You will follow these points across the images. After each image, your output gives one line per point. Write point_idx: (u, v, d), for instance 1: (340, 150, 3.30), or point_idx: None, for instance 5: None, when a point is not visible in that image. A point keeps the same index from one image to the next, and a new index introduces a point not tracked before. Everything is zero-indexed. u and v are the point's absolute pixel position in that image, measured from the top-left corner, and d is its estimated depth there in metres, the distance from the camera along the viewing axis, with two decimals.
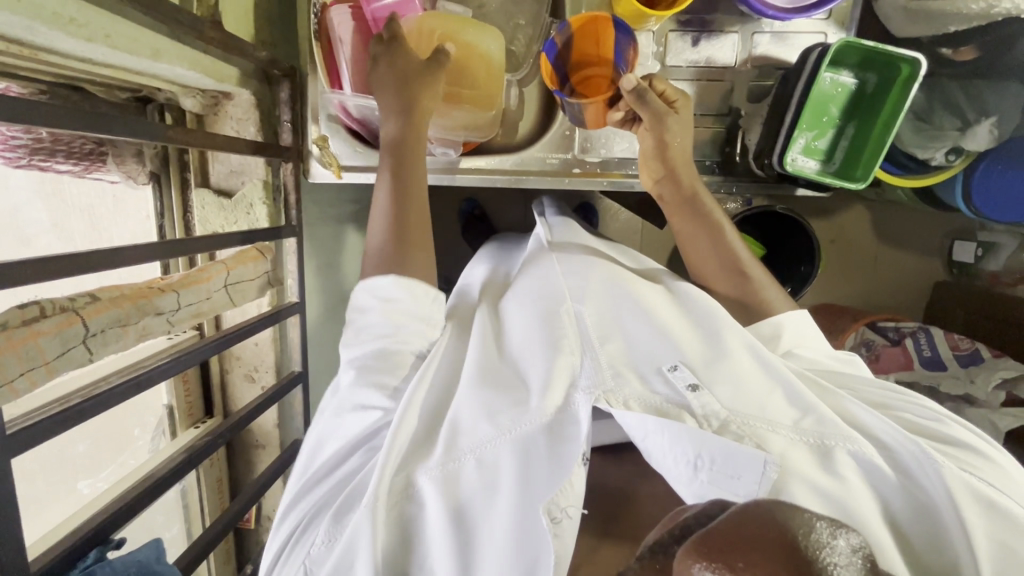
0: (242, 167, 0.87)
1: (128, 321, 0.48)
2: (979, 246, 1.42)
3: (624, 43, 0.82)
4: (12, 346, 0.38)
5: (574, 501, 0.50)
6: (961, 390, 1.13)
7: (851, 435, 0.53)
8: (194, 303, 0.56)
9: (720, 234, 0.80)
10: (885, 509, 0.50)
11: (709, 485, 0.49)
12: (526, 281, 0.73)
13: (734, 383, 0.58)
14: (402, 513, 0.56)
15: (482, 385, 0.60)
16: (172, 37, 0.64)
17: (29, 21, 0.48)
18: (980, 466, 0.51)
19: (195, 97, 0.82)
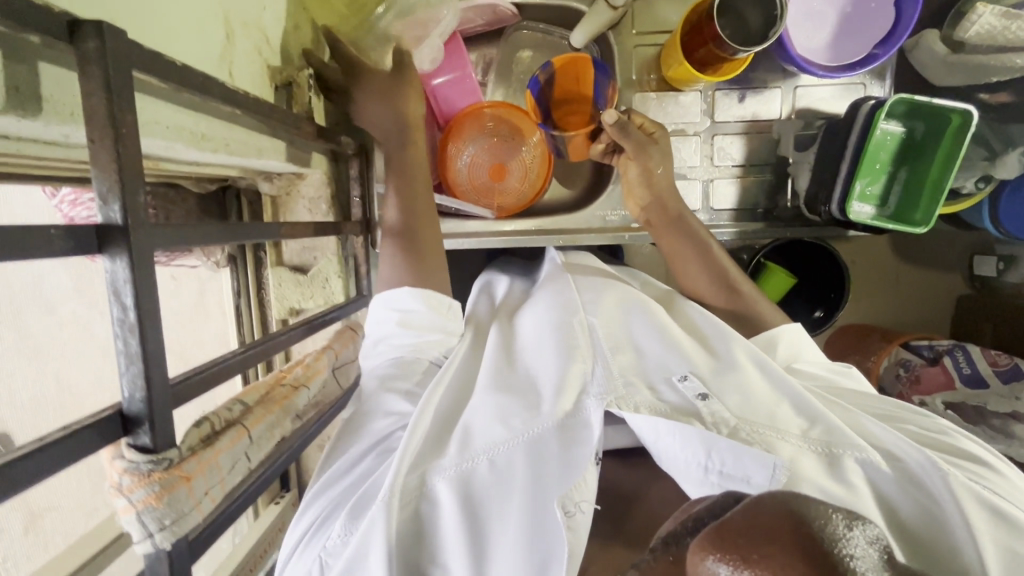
0: (315, 243, 0.89)
1: (277, 423, 0.50)
2: (1000, 259, 1.46)
3: (604, 82, 0.90)
4: (202, 468, 0.40)
5: (587, 497, 0.53)
6: (1007, 407, 1.15)
7: (862, 445, 0.56)
8: (317, 393, 0.58)
9: (709, 253, 0.83)
10: (890, 510, 0.52)
11: (718, 486, 0.52)
12: (542, 297, 0.77)
13: (741, 393, 0.62)
14: (417, 510, 0.55)
15: (497, 391, 0.62)
16: (270, 134, 0.67)
17: (173, 143, 0.50)
18: (987, 477, 0.54)
19: (272, 181, 0.84)
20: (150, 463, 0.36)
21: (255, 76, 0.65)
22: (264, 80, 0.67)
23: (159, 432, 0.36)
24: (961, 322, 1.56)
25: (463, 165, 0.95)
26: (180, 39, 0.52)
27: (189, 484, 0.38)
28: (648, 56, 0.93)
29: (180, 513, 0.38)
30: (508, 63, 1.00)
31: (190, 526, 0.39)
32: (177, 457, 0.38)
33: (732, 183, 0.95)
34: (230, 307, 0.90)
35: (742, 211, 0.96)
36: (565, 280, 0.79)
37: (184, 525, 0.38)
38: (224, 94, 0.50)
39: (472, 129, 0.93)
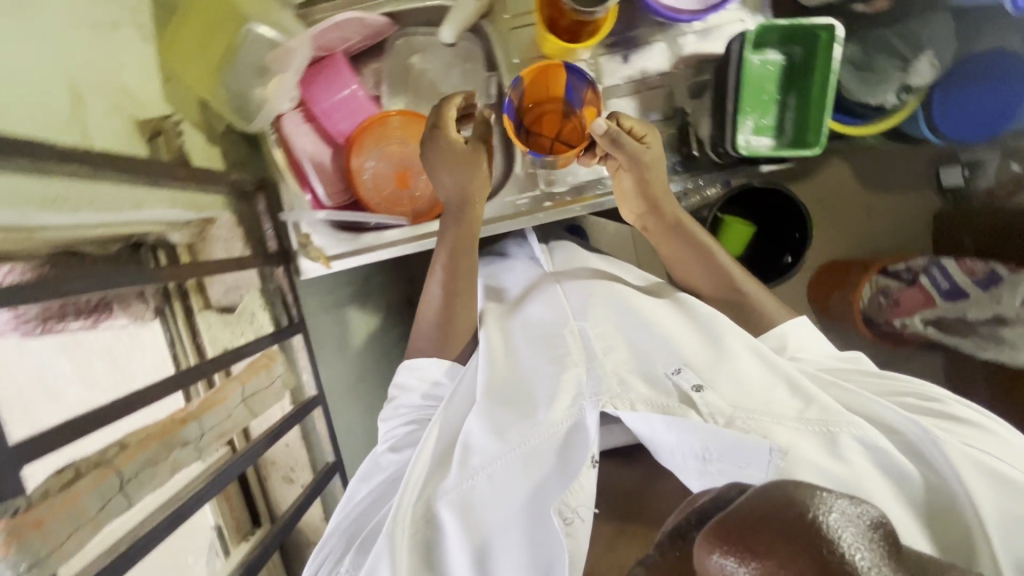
0: (238, 281, 0.93)
1: (158, 458, 0.51)
2: (964, 168, 1.47)
3: (581, 86, 0.85)
4: (56, 511, 0.43)
5: (583, 500, 0.61)
6: (991, 312, 1.21)
7: (857, 423, 0.62)
8: (218, 423, 0.59)
9: (709, 254, 0.87)
10: (900, 484, 0.59)
11: (718, 475, 0.59)
12: (533, 307, 0.83)
13: (734, 381, 0.67)
14: (426, 537, 0.66)
15: (497, 408, 0.71)
16: (147, 186, 0.70)
17: (15, 210, 0.53)
18: (976, 438, 0.61)
19: (183, 230, 0.87)
20: None
21: (119, 133, 0.68)
22: (133, 135, 0.70)
23: (6, 488, 0.39)
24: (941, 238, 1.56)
25: (368, 179, 0.95)
26: (16, 109, 0.54)
27: (41, 529, 0.41)
28: (526, 38, 0.95)
29: (36, 556, 0.41)
30: (401, 73, 1.00)
31: (56, 567, 0.43)
32: (22, 505, 0.41)
33: None
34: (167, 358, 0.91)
35: None
36: (552, 289, 0.84)
37: (44, 567, 0.41)
38: (61, 155, 0.52)
39: (370, 140, 0.94)
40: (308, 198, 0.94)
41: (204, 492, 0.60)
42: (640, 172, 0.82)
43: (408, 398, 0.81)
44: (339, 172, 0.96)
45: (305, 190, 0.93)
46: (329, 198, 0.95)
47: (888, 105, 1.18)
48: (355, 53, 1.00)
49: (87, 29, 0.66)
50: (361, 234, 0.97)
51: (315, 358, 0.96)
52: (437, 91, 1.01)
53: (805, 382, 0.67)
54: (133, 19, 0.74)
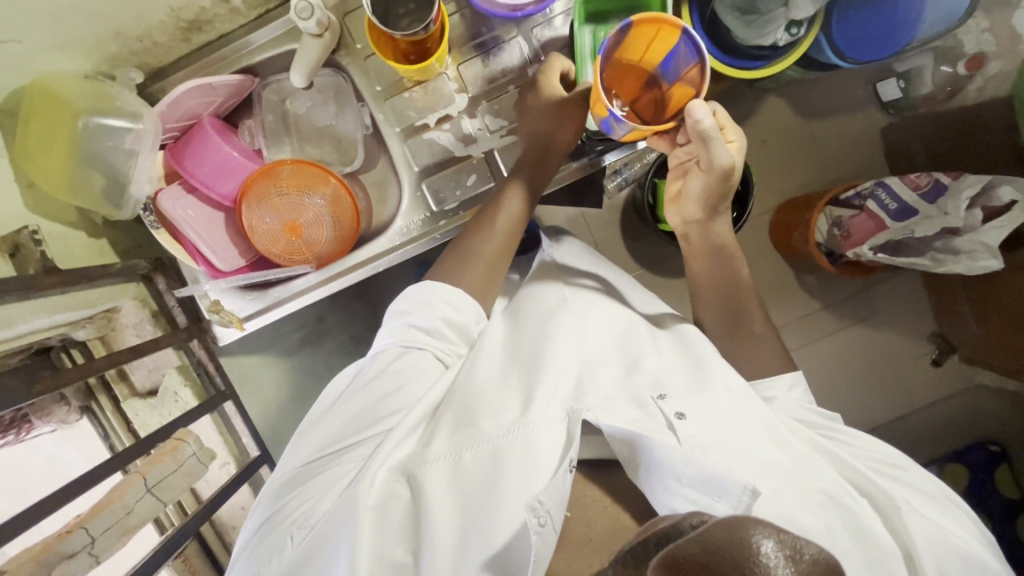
0: (158, 362, 0.94)
1: None
2: (900, 79, 1.45)
3: (686, 57, 0.70)
4: None
5: (553, 501, 0.58)
6: (938, 227, 1.23)
7: (821, 474, 0.66)
8: (111, 525, 0.62)
9: (732, 260, 0.85)
10: (864, 540, 0.62)
11: (680, 497, 0.62)
12: (535, 295, 0.85)
13: (707, 412, 0.69)
14: (379, 514, 0.64)
15: (500, 393, 0.71)
16: (17, 302, 0.70)
17: None
18: (929, 507, 0.66)
19: (87, 326, 0.88)
20: None
21: None
22: None
23: None
24: (893, 153, 1.51)
25: (261, 236, 0.94)
26: None
27: None
28: (384, 64, 0.95)
29: None
30: (278, 120, 1.00)
31: None
32: None
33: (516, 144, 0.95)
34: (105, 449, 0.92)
35: None
36: (558, 291, 0.86)
37: None
38: None
39: (254, 197, 0.93)
40: (203, 269, 0.93)
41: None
42: (719, 174, 0.74)
43: (415, 320, 0.77)
44: (232, 236, 0.95)
45: (198, 261, 0.92)
46: (226, 264, 0.94)
47: (783, 42, 1.14)
48: (228, 112, 1.00)
49: None
50: (269, 289, 0.98)
51: (251, 419, 0.97)
52: (320, 130, 1.01)
53: (780, 427, 0.70)
54: None
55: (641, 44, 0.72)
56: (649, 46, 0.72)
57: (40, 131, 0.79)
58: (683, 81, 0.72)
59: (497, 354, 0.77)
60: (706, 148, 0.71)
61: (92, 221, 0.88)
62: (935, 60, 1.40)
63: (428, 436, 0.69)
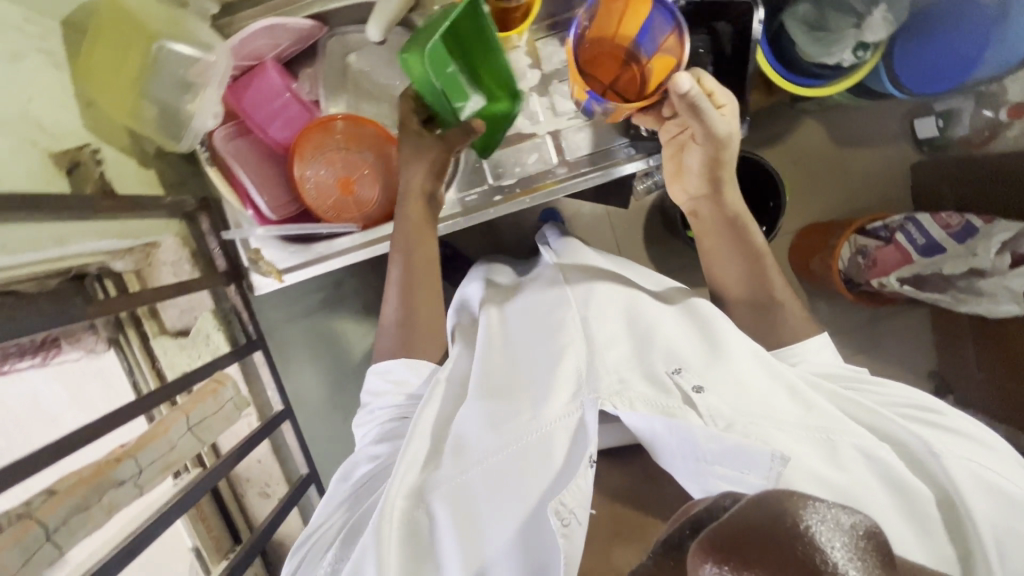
0: (191, 303, 0.91)
1: (87, 504, 0.52)
2: (938, 118, 1.48)
3: (662, 32, 0.77)
4: None
5: (580, 502, 0.59)
6: (965, 266, 1.24)
7: (853, 430, 0.62)
8: (157, 458, 0.60)
9: (745, 233, 0.80)
10: (905, 496, 0.58)
11: (716, 481, 0.59)
12: (530, 294, 0.86)
13: (730, 383, 0.66)
14: (409, 532, 0.65)
15: (500, 404, 0.71)
16: (71, 220, 0.67)
17: None
18: (978, 454, 0.60)
19: (126, 257, 0.86)
20: None
21: (36, 170, 0.66)
22: (51, 168, 0.68)
23: None
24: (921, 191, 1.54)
25: (312, 188, 0.92)
26: None
27: None
28: None
29: None
30: (339, 73, 0.97)
31: None
32: None
33: (583, 129, 0.94)
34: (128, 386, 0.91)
35: (600, 152, 0.94)
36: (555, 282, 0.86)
37: None
38: None
39: (310, 147, 0.91)
40: (251, 214, 0.91)
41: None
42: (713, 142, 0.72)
43: (398, 370, 0.80)
44: (282, 184, 0.93)
45: (245, 204, 0.90)
46: (273, 211, 0.92)
47: (845, 64, 1.14)
48: (290, 58, 0.98)
49: None
50: (312, 243, 0.94)
51: (277, 374, 0.95)
52: (379, 90, 0.99)
53: (804, 389, 0.67)
54: (40, 45, 0.72)
55: (616, 19, 0.80)
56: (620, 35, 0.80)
57: (110, 50, 0.77)
58: (662, 52, 0.77)
59: (501, 364, 0.78)
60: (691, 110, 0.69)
61: (144, 150, 0.85)
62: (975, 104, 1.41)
63: (440, 454, 0.70)
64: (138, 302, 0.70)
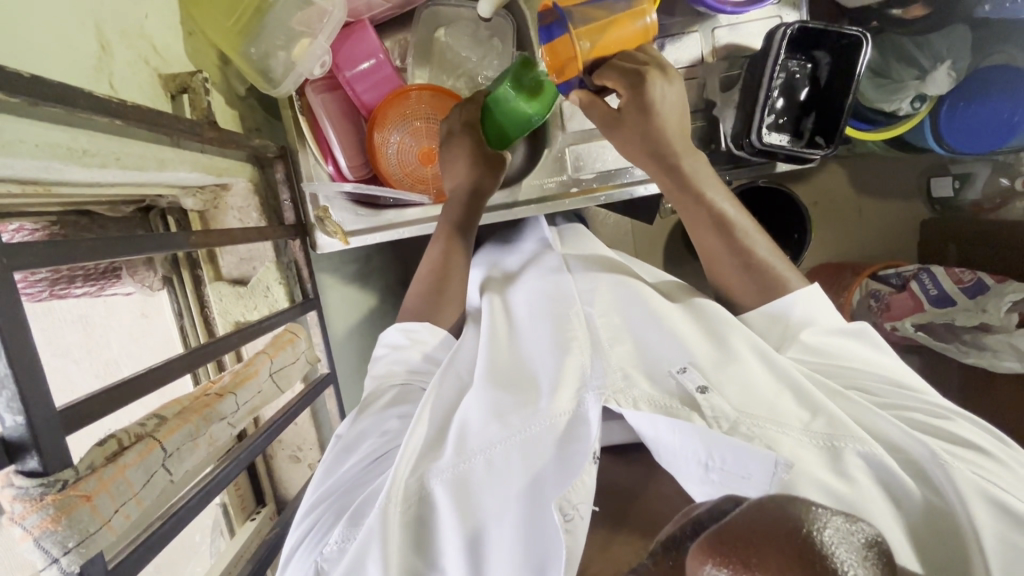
0: (251, 253, 0.88)
1: (198, 433, 0.52)
2: (955, 179, 1.51)
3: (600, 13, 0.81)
4: (105, 485, 0.42)
5: (584, 498, 0.53)
6: (975, 321, 1.22)
7: (862, 437, 0.57)
8: (250, 400, 0.60)
9: (724, 222, 0.77)
10: (902, 504, 0.54)
11: (719, 484, 0.53)
12: (531, 279, 0.82)
13: (740, 383, 0.62)
14: (416, 513, 0.59)
15: (511, 392, 0.65)
16: (172, 145, 0.65)
17: (48, 161, 0.49)
18: (984, 465, 0.55)
19: (196, 196, 0.82)
20: (41, 487, 0.37)
21: (144, 87, 0.63)
22: (157, 89, 0.66)
23: (47, 455, 0.37)
24: (926, 245, 1.60)
25: (392, 153, 0.91)
26: (45, 52, 0.50)
27: (92, 503, 0.40)
28: None
29: (88, 532, 0.39)
30: (426, 45, 0.96)
31: (104, 545, 0.41)
32: (72, 479, 0.39)
33: None
34: (174, 328, 0.88)
35: None
36: (558, 266, 0.82)
37: (96, 543, 0.40)
38: (96, 104, 0.48)
39: (396, 113, 0.90)
40: (330, 170, 0.91)
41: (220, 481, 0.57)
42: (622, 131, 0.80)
43: (421, 332, 0.78)
44: (364, 144, 0.93)
45: (328, 160, 0.91)
46: (351, 170, 0.92)
47: (901, 113, 1.18)
48: (380, 22, 0.96)
49: None
50: (382, 210, 0.92)
51: (328, 336, 0.92)
52: (460, 67, 0.98)
53: (810, 389, 0.62)
54: None
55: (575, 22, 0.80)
56: (608, 28, 0.80)
57: None
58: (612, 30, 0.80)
59: (507, 353, 0.73)
60: (638, 101, 0.77)
61: (232, 89, 0.82)
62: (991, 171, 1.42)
63: (444, 442, 0.64)
64: (230, 239, 0.73)
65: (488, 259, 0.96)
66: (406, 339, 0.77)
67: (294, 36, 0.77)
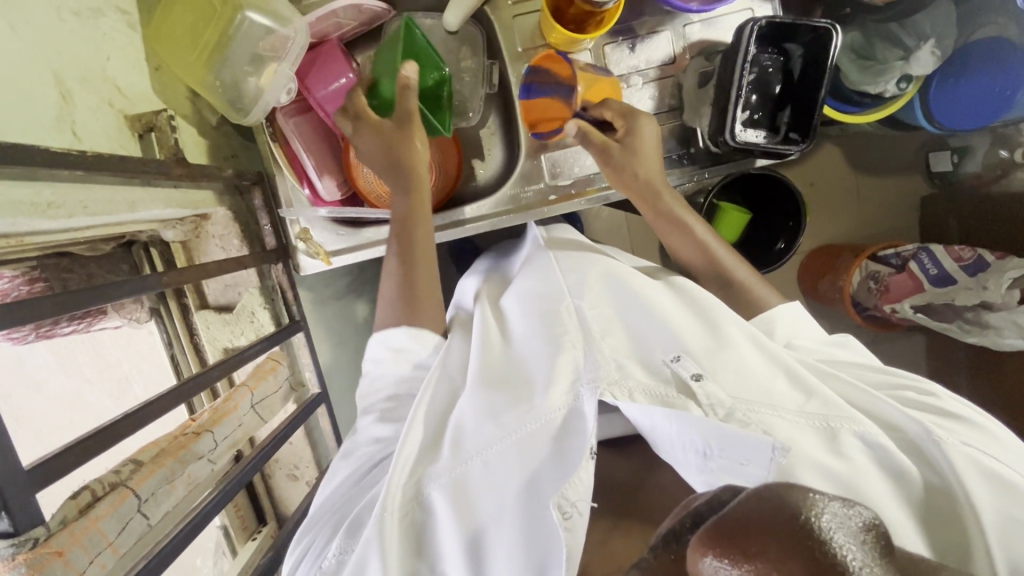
0: (236, 280, 0.90)
1: (173, 476, 0.58)
2: (954, 153, 1.48)
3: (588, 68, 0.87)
4: (78, 538, 0.46)
5: (582, 495, 0.53)
6: (977, 299, 1.19)
7: (857, 417, 0.55)
8: (229, 435, 0.67)
9: (701, 238, 0.81)
10: (900, 484, 0.52)
11: (717, 472, 0.51)
12: (520, 281, 0.77)
13: (735, 369, 0.59)
14: (413, 520, 0.59)
15: (502, 391, 0.63)
16: (143, 184, 0.66)
17: (12, 218, 0.50)
18: (977, 438, 0.54)
19: (176, 227, 0.83)
20: (12, 547, 0.40)
21: (111, 131, 0.65)
22: (124, 130, 0.67)
23: (17, 517, 0.40)
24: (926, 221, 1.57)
25: (367, 171, 0.90)
26: (5, 112, 0.52)
27: (64, 557, 0.44)
28: (530, 23, 0.91)
29: None
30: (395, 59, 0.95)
31: None
32: (43, 536, 0.43)
33: None
34: (165, 357, 0.91)
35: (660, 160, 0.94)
36: (545, 258, 0.78)
37: None
38: (54, 160, 0.50)
39: None
40: (307, 194, 0.90)
41: (221, 497, 0.60)
42: (610, 165, 0.82)
43: (393, 340, 0.73)
44: (340, 165, 0.92)
45: (301, 183, 0.89)
46: (328, 192, 0.91)
47: (887, 94, 1.16)
48: (349, 39, 0.95)
49: (69, 17, 0.62)
50: (361, 228, 0.91)
51: (317, 355, 0.93)
52: None
53: (804, 371, 0.60)
54: (116, 5, 0.70)
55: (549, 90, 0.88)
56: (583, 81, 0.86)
57: (182, 11, 0.74)
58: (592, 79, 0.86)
59: (496, 348, 0.70)
60: (629, 140, 0.81)
61: (205, 120, 0.83)
62: (991, 143, 1.36)
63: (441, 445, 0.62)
64: (202, 275, 0.72)
65: (485, 267, 0.94)
66: (385, 352, 0.73)
67: (261, 65, 0.78)
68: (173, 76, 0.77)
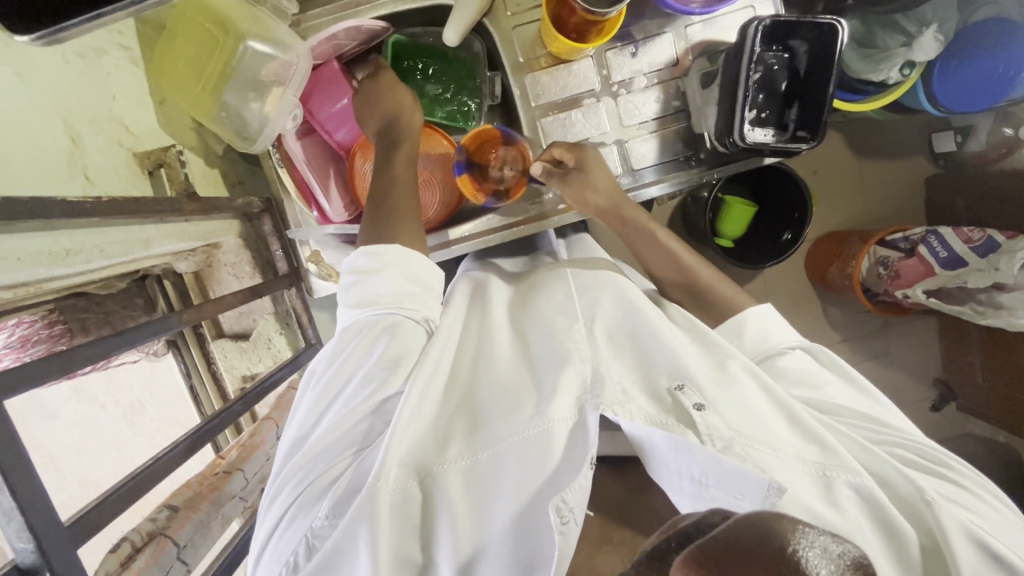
0: (250, 307, 0.91)
1: (209, 518, 0.58)
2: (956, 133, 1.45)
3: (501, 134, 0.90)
4: None
5: (580, 501, 0.50)
6: (988, 280, 1.17)
7: (854, 468, 0.54)
8: (258, 469, 0.67)
9: (672, 252, 0.81)
10: (896, 541, 0.52)
11: (709, 502, 0.50)
12: (555, 286, 0.75)
13: (737, 406, 0.58)
14: (403, 502, 0.55)
15: (510, 394, 0.61)
16: (157, 223, 0.65)
17: (35, 267, 0.51)
18: (970, 506, 0.55)
19: (189, 260, 0.83)
20: None
21: (122, 171, 0.65)
22: (134, 168, 0.67)
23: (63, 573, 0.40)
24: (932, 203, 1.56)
25: None
26: (19, 162, 0.52)
27: None
28: (530, 32, 0.90)
29: None
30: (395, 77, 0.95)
31: None
32: None
33: (651, 138, 0.93)
34: (184, 388, 0.93)
35: (666, 163, 0.94)
36: (561, 276, 0.77)
37: None
38: (70, 210, 0.50)
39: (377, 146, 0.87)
40: (316, 215, 0.88)
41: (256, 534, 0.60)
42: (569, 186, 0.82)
43: (374, 284, 0.66)
44: (347, 185, 0.90)
45: (312, 207, 0.88)
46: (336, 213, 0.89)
47: (891, 81, 1.14)
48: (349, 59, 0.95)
49: (74, 60, 0.62)
50: None
51: None
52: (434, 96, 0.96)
53: (806, 417, 0.58)
54: (119, 42, 0.70)
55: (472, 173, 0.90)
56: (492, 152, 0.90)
57: (185, 44, 0.74)
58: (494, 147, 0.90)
59: (504, 350, 0.67)
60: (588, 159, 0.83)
61: (211, 149, 0.83)
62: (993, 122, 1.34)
63: (442, 432, 0.59)
64: (220, 308, 0.72)
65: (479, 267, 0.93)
66: (375, 264, 0.67)
67: (267, 92, 0.78)
68: (179, 109, 0.77)
